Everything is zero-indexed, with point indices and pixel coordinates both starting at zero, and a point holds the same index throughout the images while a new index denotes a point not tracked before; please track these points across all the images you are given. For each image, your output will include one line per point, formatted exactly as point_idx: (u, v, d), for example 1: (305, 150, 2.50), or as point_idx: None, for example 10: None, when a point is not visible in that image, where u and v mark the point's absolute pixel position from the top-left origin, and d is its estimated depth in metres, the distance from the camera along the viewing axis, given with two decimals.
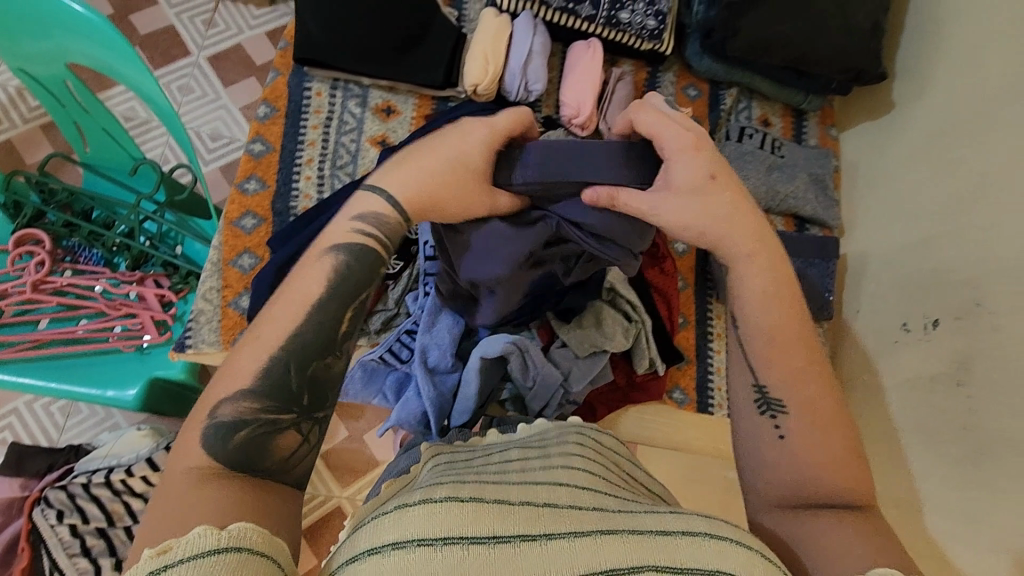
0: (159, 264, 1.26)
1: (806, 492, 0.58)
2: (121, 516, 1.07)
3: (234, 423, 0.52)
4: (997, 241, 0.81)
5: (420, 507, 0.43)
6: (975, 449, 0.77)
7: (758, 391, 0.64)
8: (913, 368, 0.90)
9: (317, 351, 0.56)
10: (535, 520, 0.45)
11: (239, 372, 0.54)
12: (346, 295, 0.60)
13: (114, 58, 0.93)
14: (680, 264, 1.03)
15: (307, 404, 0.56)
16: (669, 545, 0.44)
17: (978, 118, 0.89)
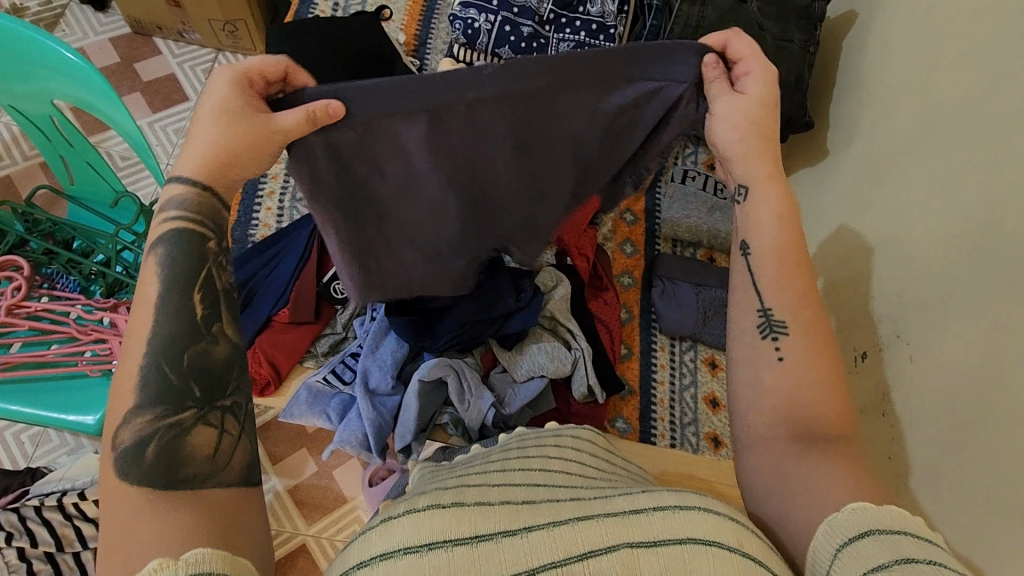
0: (134, 292, 1.31)
1: (799, 422, 0.56)
2: (71, 541, 1.06)
3: (139, 444, 0.49)
4: (915, 272, 0.86)
5: (404, 518, 0.45)
6: (922, 473, 0.78)
7: (763, 313, 0.62)
8: (865, 397, 0.92)
9: (185, 341, 0.53)
10: (516, 516, 0.46)
11: (123, 397, 0.51)
12: (185, 281, 0.56)
13: (92, 95, 1.01)
14: (625, 297, 1.09)
15: (202, 395, 0.53)
16: (642, 522, 0.45)
17: (898, 160, 0.96)
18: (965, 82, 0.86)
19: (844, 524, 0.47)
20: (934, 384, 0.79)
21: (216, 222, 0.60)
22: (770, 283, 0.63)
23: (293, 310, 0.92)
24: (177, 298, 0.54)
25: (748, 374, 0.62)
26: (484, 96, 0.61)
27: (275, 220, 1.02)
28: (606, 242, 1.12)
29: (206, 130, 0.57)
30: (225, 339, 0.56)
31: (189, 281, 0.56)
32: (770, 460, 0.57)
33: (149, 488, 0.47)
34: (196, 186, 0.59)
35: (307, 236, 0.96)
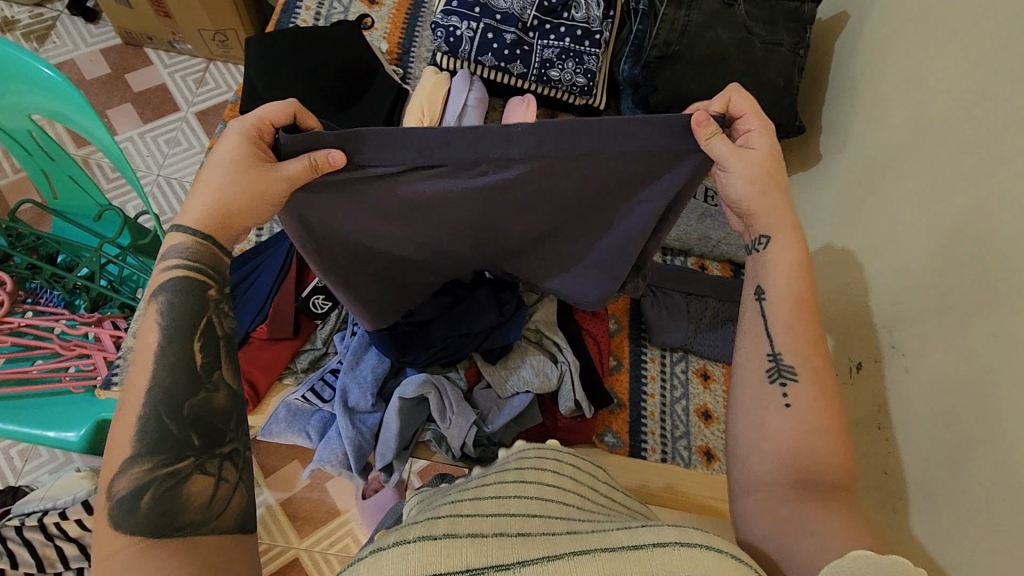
0: (118, 306, 1.28)
1: (802, 464, 0.58)
2: (53, 562, 1.04)
3: (134, 493, 0.51)
4: (909, 281, 0.84)
5: (392, 551, 0.44)
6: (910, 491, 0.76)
7: (773, 358, 0.65)
8: (852, 410, 0.90)
9: (186, 390, 0.56)
10: (509, 548, 0.45)
11: (120, 443, 0.53)
12: (186, 330, 0.58)
13: (68, 108, 0.99)
14: (613, 307, 1.06)
15: (201, 443, 0.56)
16: (641, 557, 0.43)
17: (888, 167, 0.95)
18: (959, 84, 0.84)
19: (850, 570, 0.46)
20: (930, 397, 0.76)
21: (217, 274, 0.63)
22: (780, 329, 0.65)
23: (271, 326, 0.90)
24: (178, 345, 0.58)
25: (752, 420, 0.63)
26: (514, 155, 0.63)
27: (254, 233, 1.00)
28: None
29: (212, 184, 0.61)
30: (225, 387, 0.59)
31: (191, 331, 0.59)
32: (766, 503, 0.58)
33: (145, 536, 0.50)
34: (199, 236, 0.61)
35: (286, 250, 0.94)
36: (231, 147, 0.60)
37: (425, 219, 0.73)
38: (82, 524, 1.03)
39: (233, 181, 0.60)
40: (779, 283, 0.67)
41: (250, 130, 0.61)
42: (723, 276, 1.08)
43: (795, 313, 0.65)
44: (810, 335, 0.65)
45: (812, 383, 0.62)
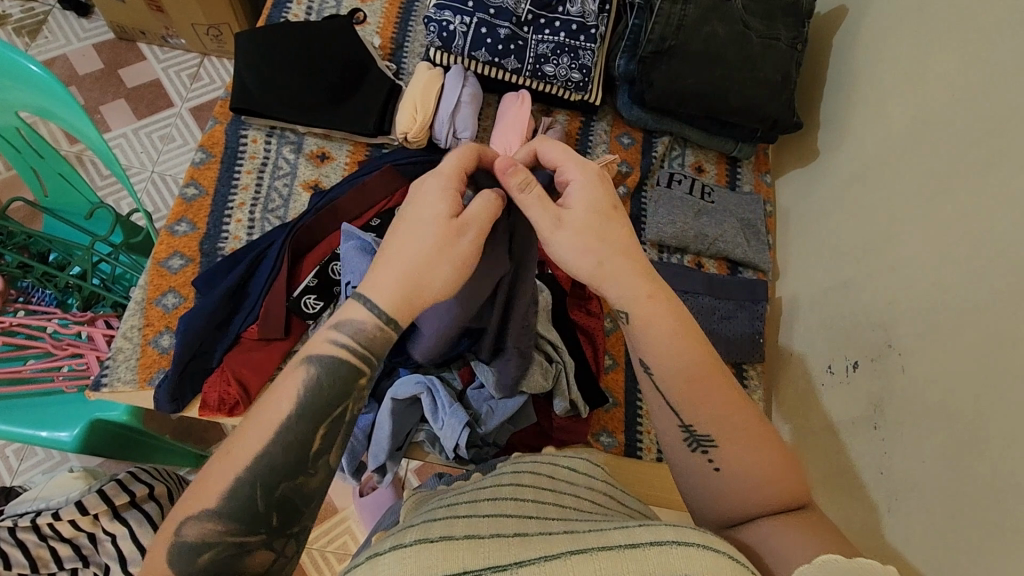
0: (110, 305, 1.28)
1: (746, 500, 0.60)
2: (47, 562, 1.01)
3: (197, 547, 0.53)
4: (905, 280, 0.83)
5: (390, 556, 0.43)
6: (895, 491, 0.76)
7: (686, 430, 0.63)
8: (839, 411, 0.90)
9: (286, 472, 0.56)
10: (506, 549, 0.45)
11: (203, 492, 0.54)
12: (316, 414, 0.58)
13: (56, 104, 0.98)
14: (608, 306, 1.05)
15: (276, 522, 0.55)
16: (638, 556, 0.43)
17: (885, 164, 0.94)
18: (959, 81, 0.83)
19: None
20: (926, 396, 0.75)
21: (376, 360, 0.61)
22: (683, 403, 0.63)
23: (261, 327, 0.88)
24: (300, 426, 0.57)
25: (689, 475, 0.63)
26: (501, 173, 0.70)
27: (245, 233, 0.99)
28: None
29: (411, 251, 0.60)
30: (322, 471, 0.58)
31: (320, 418, 0.58)
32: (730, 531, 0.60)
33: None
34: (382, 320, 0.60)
35: (277, 250, 0.92)
36: (442, 209, 0.61)
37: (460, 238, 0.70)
38: (76, 525, 1.00)
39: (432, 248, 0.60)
40: (672, 358, 0.63)
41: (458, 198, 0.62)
42: (719, 275, 1.06)
43: (706, 362, 0.64)
44: (721, 394, 0.63)
45: (738, 442, 0.61)
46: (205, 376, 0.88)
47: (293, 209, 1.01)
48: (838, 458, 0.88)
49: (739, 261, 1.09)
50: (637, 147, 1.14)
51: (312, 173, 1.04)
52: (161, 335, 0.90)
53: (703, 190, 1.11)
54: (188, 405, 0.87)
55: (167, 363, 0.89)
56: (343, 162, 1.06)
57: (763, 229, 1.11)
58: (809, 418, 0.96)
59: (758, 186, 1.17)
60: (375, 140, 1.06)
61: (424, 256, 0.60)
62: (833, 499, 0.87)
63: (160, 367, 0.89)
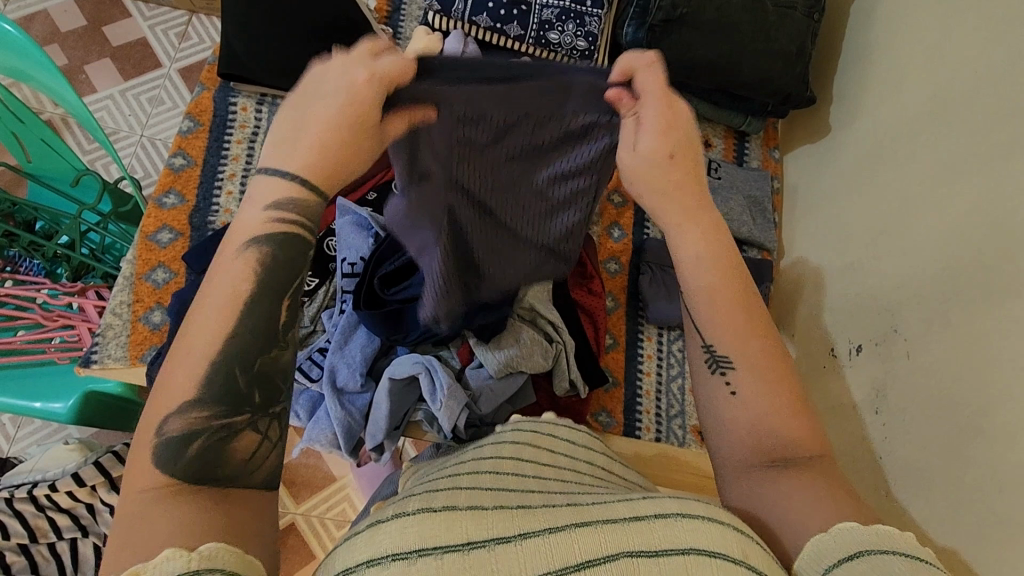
0: (101, 276, 1.27)
1: (772, 442, 0.51)
2: (45, 532, 0.99)
3: (181, 440, 0.44)
4: (914, 263, 0.81)
5: (393, 523, 0.40)
6: (892, 476, 0.76)
7: (707, 350, 0.57)
8: (840, 393, 0.89)
9: (259, 347, 0.48)
10: (510, 522, 0.41)
11: (177, 381, 0.45)
12: (276, 292, 0.49)
13: (32, 65, 0.93)
14: (610, 285, 1.02)
15: (259, 401, 0.48)
16: (643, 531, 0.40)
17: (899, 144, 0.91)
18: (978, 58, 0.80)
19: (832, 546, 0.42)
20: (929, 382, 0.74)
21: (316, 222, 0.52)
22: (706, 320, 0.58)
23: None
24: (263, 307, 0.48)
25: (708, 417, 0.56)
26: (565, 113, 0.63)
27: (237, 205, 0.96)
28: (591, 225, 1.04)
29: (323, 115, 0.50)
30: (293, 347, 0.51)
31: (281, 289, 0.50)
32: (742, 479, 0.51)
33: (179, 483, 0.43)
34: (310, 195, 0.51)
35: None
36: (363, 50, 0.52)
37: (465, 152, 0.64)
38: (73, 495, 0.99)
39: (349, 110, 0.50)
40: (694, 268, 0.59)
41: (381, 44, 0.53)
42: None
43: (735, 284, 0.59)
44: (740, 318, 0.57)
45: (753, 368, 0.55)
46: None
47: None
48: (837, 440, 0.87)
49: (745, 239, 1.06)
50: None
51: None
52: (151, 310, 0.88)
53: (710, 165, 1.08)
54: None
55: (158, 339, 0.87)
56: None
57: (769, 207, 1.09)
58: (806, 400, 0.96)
59: (766, 162, 1.14)
60: None
61: (328, 107, 0.50)
62: None
63: (151, 344, 0.87)
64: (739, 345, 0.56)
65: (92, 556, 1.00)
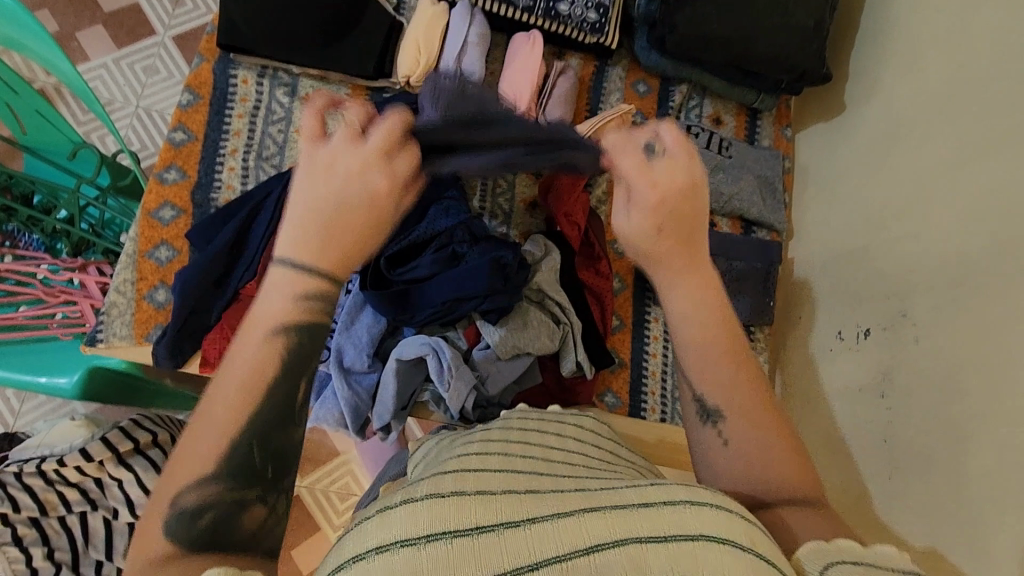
0: (101, 252, 1.25)
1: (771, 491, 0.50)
2: (54, 506, 0.98)
3: (197, 509, 0.43)
4: (926, 248, 0.80)
5: (401, 508, 0.39)
6: (894, 460, 0.77)
7: (697, 401, 0.55)
8: (845, 377, 0.89)
9: (279, 425, 0.47)
10: (519, 506, 0.40)
11: (193, 456, 0.44)
12: (296, 370, 0.48)
13: (23, 32, 0.90)
14: (616, 266, 1.01)
15: (272, 474, 0.47)
16: (651, 514, 0.39)
17: (916, 125, 0.89)
18: (1004, 36, 0.78)
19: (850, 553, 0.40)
20: (937, 368, 0.74)
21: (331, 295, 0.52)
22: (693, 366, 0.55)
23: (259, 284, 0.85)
24: (283, 386, 0.48)
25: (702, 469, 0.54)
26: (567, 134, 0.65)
27: (239, 182, 0.94)
28: (601, 204, 1.01)
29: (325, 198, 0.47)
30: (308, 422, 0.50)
31: (302, 369, 0.49)
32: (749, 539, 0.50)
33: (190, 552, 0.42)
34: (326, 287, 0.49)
35: (272, 205, 0.88)
36: (377, 140, 0.50)
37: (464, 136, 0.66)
38: (81, 470, 1.00)
39: (366, 206, 0.48)
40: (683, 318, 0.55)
41: (394, 132, 0.50)
42: (733, 235, 1.02)
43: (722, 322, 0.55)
44: (727, 359, 0.54)
45: (744, 416, 0.53)
46: (203, 334, 0.86)
47: (289, 157, 0.96)
48: (839, 423, 0.88)
49: (755, 220, 1.04)
50: (653, 96, 1.08)
51: None
52: (156, 289, 0.87)
53: (721, 144, 1.06)
54: (188, 361, 0.85)
55: (163, 318, 0.87)
56: None
57: (780, 187, 1.07)
58: (810, 383, 0.96)
59: (777, 140, 1.11)
60: (375, 83, 0.99)
61: (344, 193, 0.48)
62: (832, 465, 0.87)
63: (157, 323, 0.86)
64: (727, 394, 0.54)
65: (103, 530, 1.00)
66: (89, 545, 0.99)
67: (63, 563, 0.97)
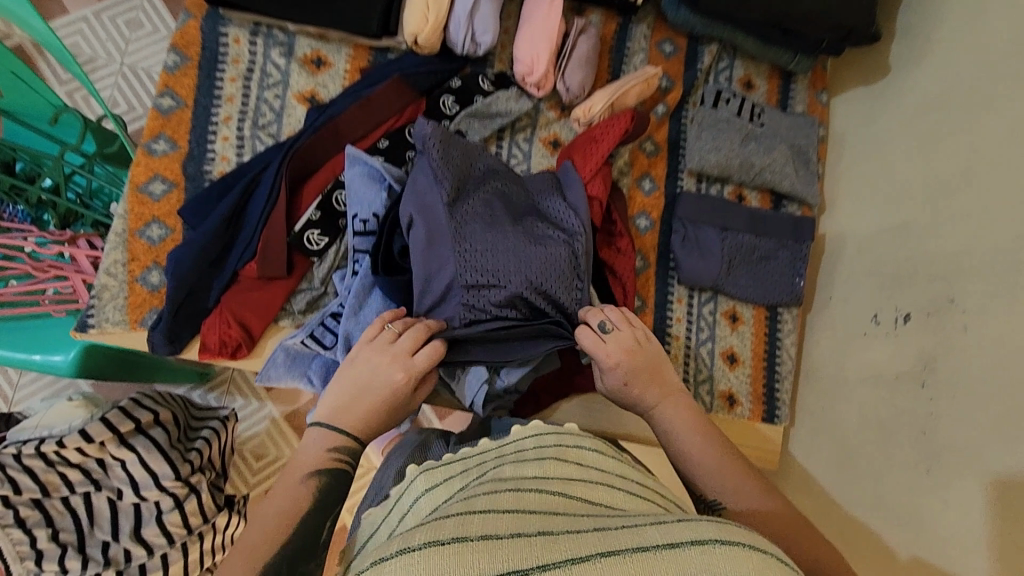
0: (90, 224, 1.19)
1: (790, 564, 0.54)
2: (57, 486, 0.85)
3: None
4: (982, 228, 0.74)
5: (396, 562, 0.35)
6: (931, 454, 0.73)
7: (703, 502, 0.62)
8: (879, 363, 0.84)
9: (304, 557, 0.57)
10: (527, 549, 0.36)
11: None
12: (323, 509, 0.61)
13: None
14: (640, 243, 0.95)
15: None
16: (676, 557, 0.35)
17: (973, 91, 0.81)
18: None
19: None
20: (988, 359, 0.69)
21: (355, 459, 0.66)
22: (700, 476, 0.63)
23: (258, 265, 0.79)
24: (311, 521, 0.59)
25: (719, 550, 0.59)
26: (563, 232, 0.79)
27: (234, 152, 0.87)
28: (622, 176, 0.95)
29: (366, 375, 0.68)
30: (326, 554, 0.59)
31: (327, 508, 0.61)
32: None
33: None
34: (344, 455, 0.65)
35: (271, 179, 0.81)
36: (405, 343, 0.71)
37: (470, 210, 0.77)
38: (82, 452, 0.84)
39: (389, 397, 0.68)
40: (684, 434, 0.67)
41: (421, 336, 0.71)
42: (762, 210, 0.96)
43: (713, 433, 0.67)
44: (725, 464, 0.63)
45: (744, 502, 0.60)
46: (202, 318, 0.80)
47: (287, 125, 0.89)
48: (868, 410, 0.83)
49: (786, 194, 0.98)
50: (680, 57, 1.00)
51: (307, 82, 0.90)
52: (149, 270, 0.82)
53: (753, 112, 0.98)
54: (187, 348, 0.80)
55: (159, 301, 0.81)
56: (343, 69, 0.91)
57: (813, 158, 1.00)
58: (838, 366, 0.92)
59: (812, 106, 1.03)
60: (380, 43, 0.91)
61: (376, 383, 0.68)
62: (864, 458, 0.82)
63: (152, 307, 0.81)
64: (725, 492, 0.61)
65: (109, 511, 0.88)
66: (94, 526, 0.88)
67: (69, 545, 0.85)
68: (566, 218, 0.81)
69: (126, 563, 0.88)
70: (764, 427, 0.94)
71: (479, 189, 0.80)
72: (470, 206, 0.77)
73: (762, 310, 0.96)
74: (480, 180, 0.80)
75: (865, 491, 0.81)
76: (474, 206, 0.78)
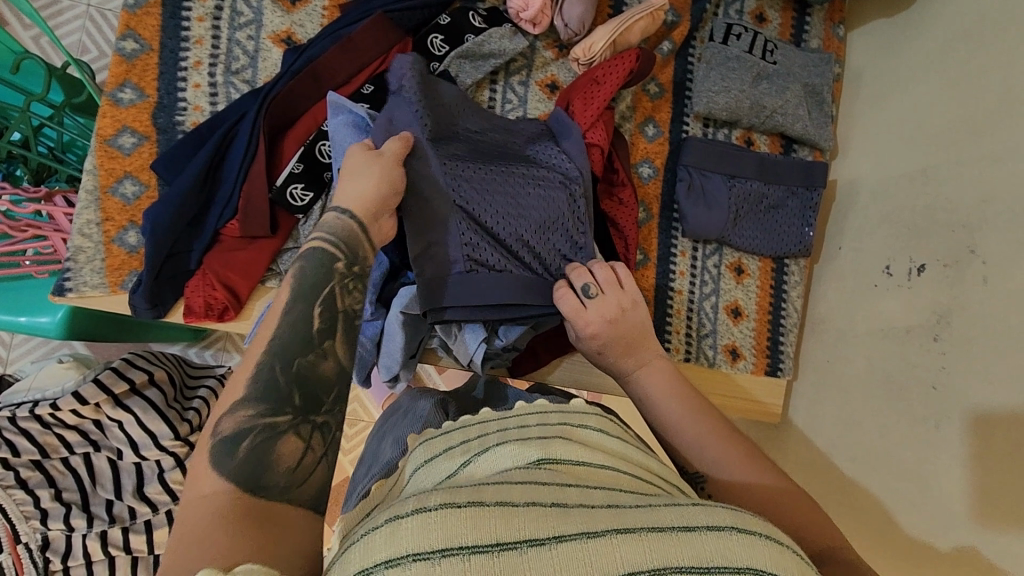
0: (66, 179, 1.13)
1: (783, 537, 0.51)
2: (56, 449, 0.76)
3: (234, 437, 0.45)
4: (1008, 174, 0.69)
5: (414, 518, 0.33)
6: (941, 410, 0.70)
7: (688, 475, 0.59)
8: (890, 316, 0.81)
9: (300, 348, 0.51)
10: (545, 518, 0.33)
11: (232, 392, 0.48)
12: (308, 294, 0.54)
13: None
14: (642, 193, 0.91)
15: (299, 403, 0.49)
16: (692, 540, 0.33)
17: (1007, 22, 0.75)
18: None
19: None
20: (1008, 312, 0.65)
21: (348, 249, 0.59)
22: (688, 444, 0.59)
23: (241, 223, 0.75)
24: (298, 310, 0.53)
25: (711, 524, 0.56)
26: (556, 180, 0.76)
27: (207, 101, 0.81)
28: (623, 121, 0.90)
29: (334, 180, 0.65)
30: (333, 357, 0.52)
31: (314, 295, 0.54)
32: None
33: (236, 487, 0.43)
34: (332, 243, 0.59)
35: (248, 130, 0.76)
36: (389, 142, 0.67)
37: (459, 158, 0.73)
38: (77, 414, 0.76)
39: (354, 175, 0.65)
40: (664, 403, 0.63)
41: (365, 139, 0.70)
42: (771, 154, 0.92)
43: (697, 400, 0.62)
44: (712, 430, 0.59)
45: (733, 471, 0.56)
46: (185, 280, 0.77)
47: (263, 70, 0.82)
48: (876, 362, 0.82)
49: (797, 138, 0.93)
50: None
51: (282, 22, 0.83)
52: (125, 231, 0.77)
53: (766, 48, 0.92)
54: (171, 311, 0.77)
55: (138, 263, 0.77)
56: (321, 7, 0.84)
57: (827, 98, 0.94)
58: (847, 316, 0.89)
59: (827, 42, 0.97)
60: None
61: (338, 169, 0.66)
62: (871, 410, 0.81)
63: (131, 269, 0.77)
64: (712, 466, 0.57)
65: (110, 471, 0.79)
66: (98, 487, 0.79)
67: (72, 504, 0.76)
68: (558, 165, 0.77)
69: (132, 520, 0.78)
70: (766, 380, 0.93)
71: (464, 138, 0.75)
72: (457, 153, 0.73)
73: (768, 262, 0.93)
74: (462, 128, 0.76)
75: (869, 444, 0.79)
76: (461, 152, 0.73)
